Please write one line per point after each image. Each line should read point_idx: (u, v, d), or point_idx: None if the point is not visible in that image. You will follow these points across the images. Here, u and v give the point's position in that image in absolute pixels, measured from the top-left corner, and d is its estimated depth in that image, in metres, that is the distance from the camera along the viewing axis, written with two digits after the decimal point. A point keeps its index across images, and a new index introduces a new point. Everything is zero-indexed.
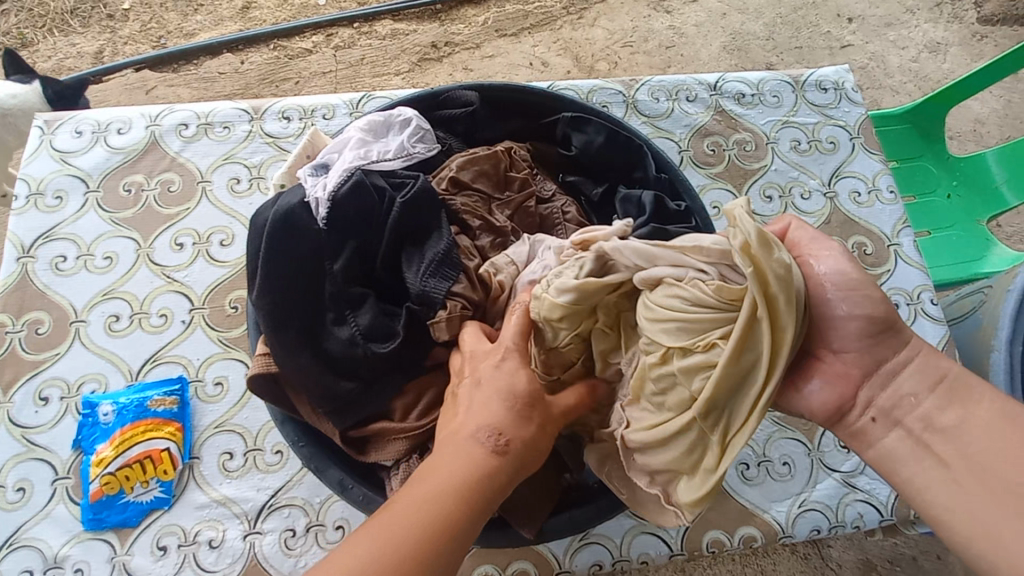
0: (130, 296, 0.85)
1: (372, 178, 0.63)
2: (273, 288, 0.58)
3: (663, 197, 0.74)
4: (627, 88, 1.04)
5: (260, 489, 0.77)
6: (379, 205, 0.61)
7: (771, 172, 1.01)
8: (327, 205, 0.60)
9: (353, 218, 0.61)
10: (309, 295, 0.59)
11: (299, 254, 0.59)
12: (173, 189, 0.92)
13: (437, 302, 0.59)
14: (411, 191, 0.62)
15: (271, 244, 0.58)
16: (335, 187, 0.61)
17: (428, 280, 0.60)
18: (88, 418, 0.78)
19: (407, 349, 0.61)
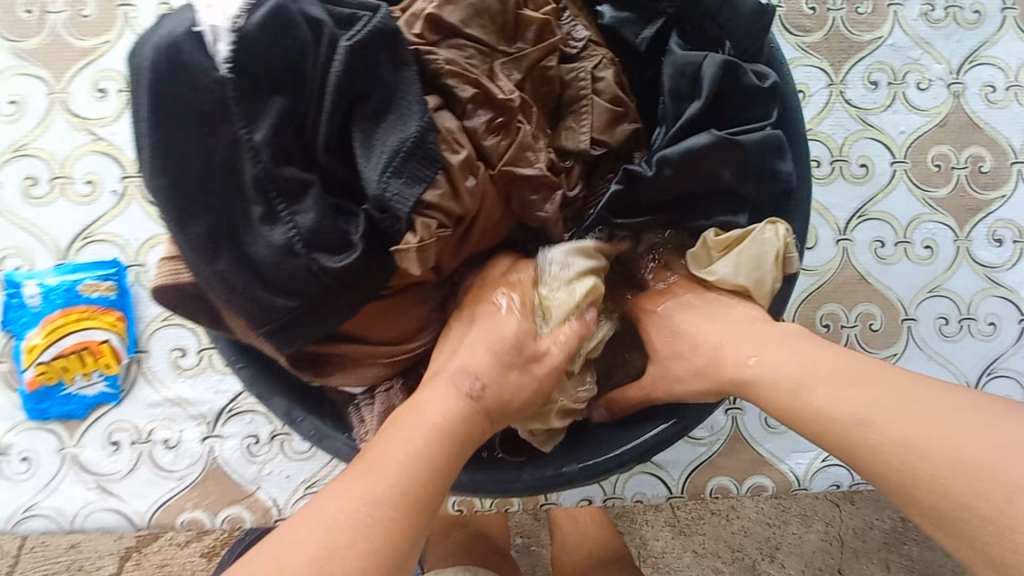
0: (47, 155, 0.68)
1: (300, 5, 0.40)
2: (165, 170, 0.39)
3: (736, 63, 0.50)
4: None
5: (218, 392, 0.69)
6: (313, 49, 0.40)
7: (884, 48, 0.75)
8: (232, 41, 0.38)
9: (275, 67, 0.40)
10: (221, 181, 0.40)
11: (198, 124, 0.39)
12: (87, 13, 0.69)
13: (408, 208, 0.42)
14: (363, 29, 0.41)
15: (151, 106, 0.38)
16: (242, 14, 0.38)
17: (397, 170, 0.41)
18: (13, 300, 0.67)
19: (372, 264, 0.44)
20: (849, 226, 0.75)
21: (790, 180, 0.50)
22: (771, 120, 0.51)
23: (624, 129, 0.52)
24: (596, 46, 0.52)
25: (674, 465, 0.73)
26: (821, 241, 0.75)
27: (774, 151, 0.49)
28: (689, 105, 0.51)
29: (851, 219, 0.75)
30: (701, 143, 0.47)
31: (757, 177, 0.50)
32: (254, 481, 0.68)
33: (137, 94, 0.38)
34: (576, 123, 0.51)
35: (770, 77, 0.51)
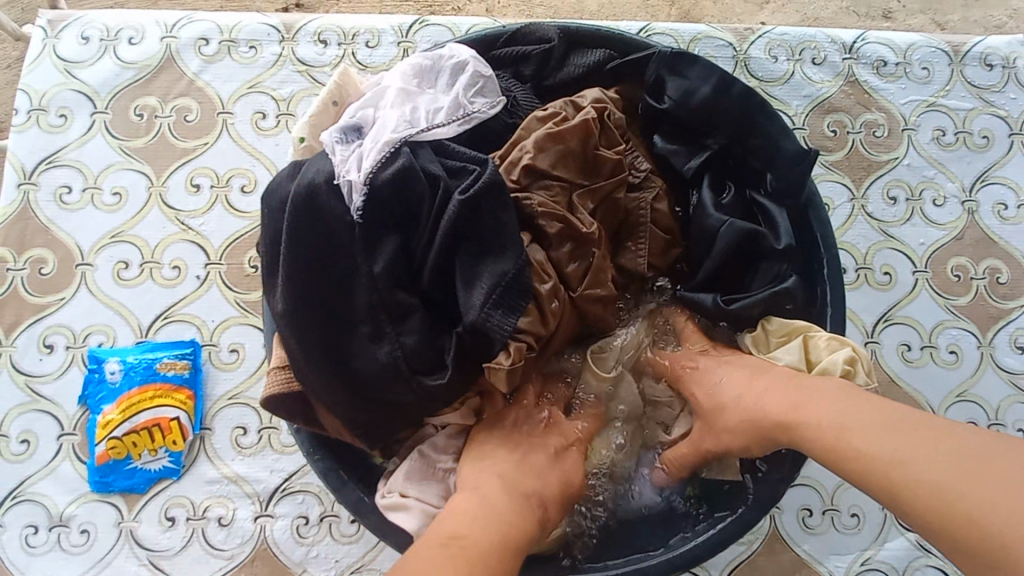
0: (141, 241, 0.76)
1: (422, 162, 0.49)
2: (294, 289, 0.47)
3: (760, 232, 0.58)
4: (738, 39, 0.84)
5: (273, 471, 0.72)
6: (430, 198, 0.48)
7: (901, 167, 0.82)
8: (364, 193, 0.47)
9: (396, 212, 0.48)
10: (339, 302, 0.48)
11: (326, 254, 0.48)
12: (190, 119, 0.79)
13: (498, 339, 0.47)
14: (473, 183, 0.48)
15: (292, 239, 0.47)
16: (375, 170, 0.48)
17: (491, 309, 0.47)
18: (94, 375, 0.72)
19: (459, 385, 0.49)
20: (876, 328, 0.79)
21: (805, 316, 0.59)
22: (788, 272, 0.58)
23: (672, 254, 0.60)
24: (654, 177, 0.60)
25: (713, 563, 0.73)
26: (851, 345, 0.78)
27: (785, 302, 0.57)
28: (704, 259, 0.60)
29: (878, 323, 0.79)
30: (705, 301, 0.60)
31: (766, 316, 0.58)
32: (301, 563, 0.69)
33: (285, 227, 0.48)
34: (636, 246, 0.58)
35: (784, 240, 0.58)
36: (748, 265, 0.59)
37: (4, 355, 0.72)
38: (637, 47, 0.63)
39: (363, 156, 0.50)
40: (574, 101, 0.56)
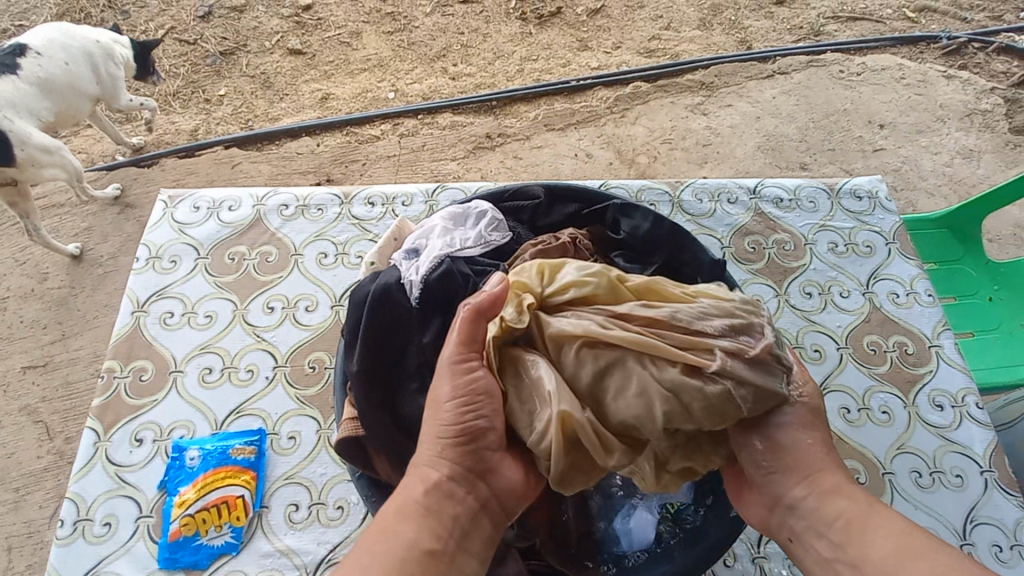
0: (223, 351, 0.96)
1: (458, 265, 0.72)
2: (367, 355, 0.68)
3: None
4: (673, 188, 1.15)
5: (320, 543, 0.82)
6: (464, 290, 0.71)
7: (810, 271, 1.08)
8: (420, 287, 0.70)
9: (440, 300, 0.71)
10: (398, 363, 0.70)
11: (391, 328, 0.70)
12: (270, 260, 1.04)
13: None
14: (493, 279, 0.71)
15: (369, 319, 0.69)
16: (428, 272, 0.71)
17: None
18: (175, 462, 0.86)
19: None
20: None
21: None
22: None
23: None
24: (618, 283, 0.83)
25: None
26: None
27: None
28: None
29: (819, 390, 0.98)
30: None
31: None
32: None
33: (363, 311, 0.70)
34: None
35: None
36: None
37: (101, 449, 0.87)
38: (598, 199, 0.89)
39: (420, 267, 0.73)
40: (557, 236, 0.83)
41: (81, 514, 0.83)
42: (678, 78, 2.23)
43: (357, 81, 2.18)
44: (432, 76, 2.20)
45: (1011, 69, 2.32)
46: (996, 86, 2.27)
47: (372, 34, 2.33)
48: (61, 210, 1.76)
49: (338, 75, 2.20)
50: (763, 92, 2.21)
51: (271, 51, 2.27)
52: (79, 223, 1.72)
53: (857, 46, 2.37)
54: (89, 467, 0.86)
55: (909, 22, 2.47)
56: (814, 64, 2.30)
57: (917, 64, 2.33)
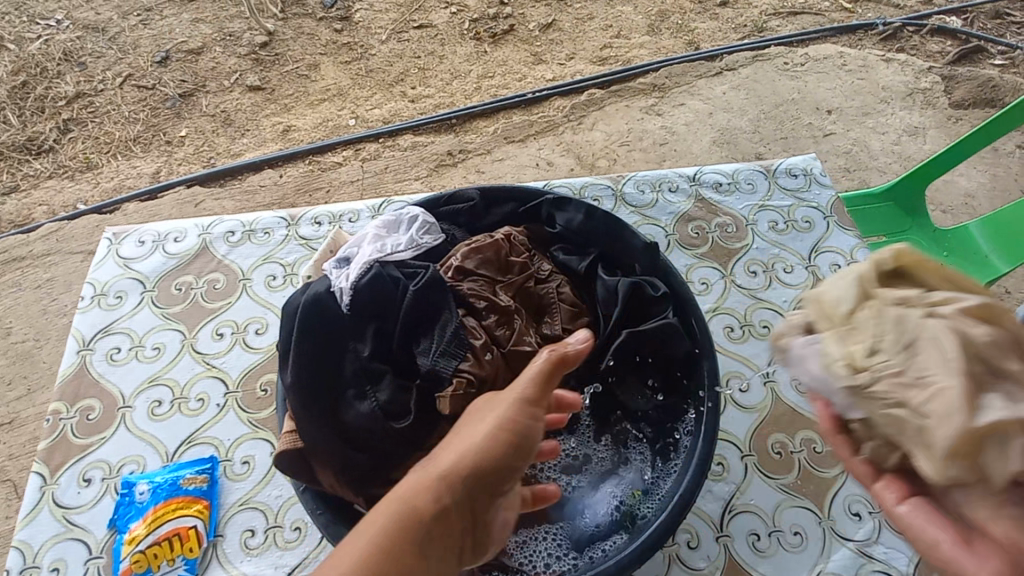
0: (173, 382, 0.95)
1: (387, 270, 0.75)
2: (301, 364, 0.68)
3: (640, 285, 0.81)
4: (614, 183, 1.18)
5: (278, 566, 0.80)
6: (395, 292, 0.74)
7: (753, 250, 1.10)
8: (350, 293, 0.72)
9: (372, 303, 0.73)
10: (335, 371, 0.70)
11: (325, 336, 0.70)
12: (217, 287, 1.04)
13: (446, 378, 0.70)
14: (422, 279, 0.74)
15: (301, 327, 0.70)
16: (357, 278, 0.73)
17: (439, 359, 0.70)
18: (125, 498, 0.84)
19: (421, 422, 0.69)
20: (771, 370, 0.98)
21: (689, 349, 0.78)
22: (669, 312, 0.80)
23: (583, 319, 0.82)
24: (556, 274, 0.86)
25: None
26: (753, 385, 0.97)
27: (669, 335, 0.78)
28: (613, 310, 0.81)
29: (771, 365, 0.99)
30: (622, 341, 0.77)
31: (657, 350, 0.79)
32: None
33: (294, 320, 0.71)
34: (553, 321, 0.81)
35: (661, 287, 0.81)
36: (642, 314, 0.81)
37: (47, 492, 0.85)
38: (532, 196, 0.92)
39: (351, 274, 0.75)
40: (492, 235, 0.85)
41: (29, 561, 0.80)
42: (630, 82, 2.28)
43: (317, 111, 2.20)
44: (391, 101, 2.24)
45: (945, 48, 2.42)
46: (934, 65, 2.36)
47: (329, 65, 2.37)
48: (24, 262, 1.72)
49: (297, 107, 2.23)
50: (714, 89, 2.27)
51: (229, 88, 2.28)
52: (40, 275, 1.69)
53: (799, 39, 2.46)
54: (36, 512, 0.84)
55: (846, 13, 2.57)
56: (760, 58, 2.38)
57: (857, 50, 2.42)
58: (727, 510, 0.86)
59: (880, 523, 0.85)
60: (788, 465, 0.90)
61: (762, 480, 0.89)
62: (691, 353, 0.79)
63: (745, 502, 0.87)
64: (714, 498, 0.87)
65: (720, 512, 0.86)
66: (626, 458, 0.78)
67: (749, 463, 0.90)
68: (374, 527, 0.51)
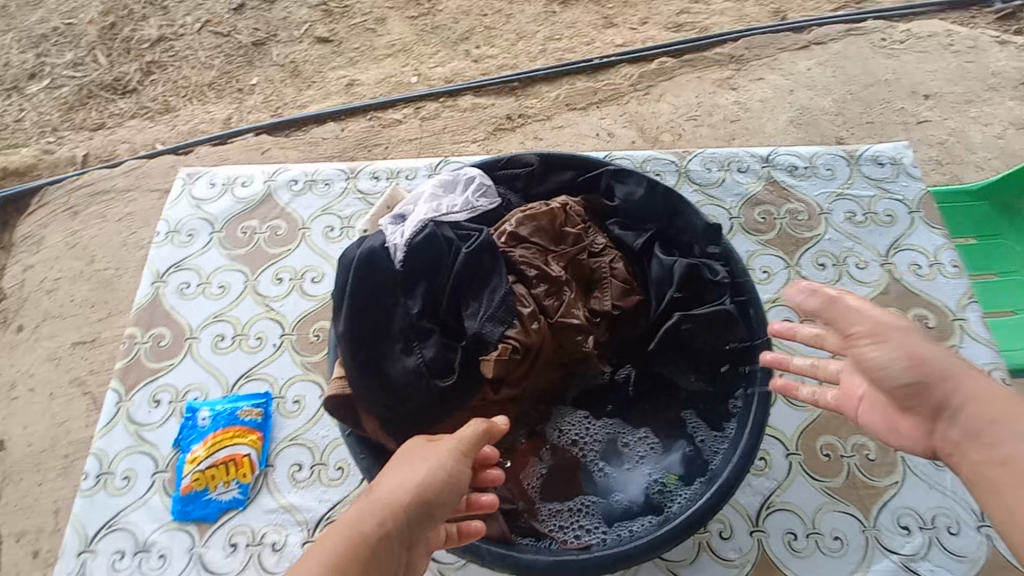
0: (235, 320, 1.00)
1: (441, 230, 0.75)
2: (353, 314, 0.71)
3: (699, 267, 0.78)
4: (680, 158, 1.12)
5: (321, 501, 0.85)
6: (447, 252, 0.74)
7: (824, 241, 1.04)
8: (404, 250, 0.73)
9: (424, 262, 0.73)
10: (384, 325, 0.71)
11: (377, 290, 0.72)
12: (279, 233, 1.08)
13: (491, 342, 0.70)
14: (475, 242, 0.74)
15: (356, 279, 0.72)
16: (411, 236, 0.74)
17: (486, 323, 0.70)
18: (188, 421, 0.91)
19: (464, 382, 0.70)
20: (828, 369, 0.93)
21: (745, 338, 0.76)
22: (726, 299, 0.77)
23: (635, 297, 0.79)
24: (610, 248, 0.83)
25: None
26: (807, 383, 0.92)
27: (725, 321, 0.75)
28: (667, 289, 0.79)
29: None
30: (673, 323, 0.76)
31: (712, 335, 0.76)
32: None
33: (350, 272, 0.73)
34: (603, 295, 0.79)
35: (721, 271, 0.78)
36: (698, 298, 0.78)
37: (122, 408, 0.93)
38: (593, 165, 0.89)
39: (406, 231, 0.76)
40: (548, 203, 0.83)
41: (105, 468, 0.89)
42: (706, 52, 2.15)
43: (381, 66, 2.21)
44: (454, 59, 2.21)
45: None
46: None
47: (397, 20, 2.35)
48: (108, 196, 1.80)
49: (363, 61, 2.24)
50: (797, 64, 2.11)
51: (299, 39, 2.31)
52: (122, 208, 1.78)
53: (902, 13, 2.23)
54: (112, 424, 0.92)
55: None
56: (852, 33, 2.17)
57: (968, 29, 2.17)
58: (766, 505, 0.84)
59: (930, 539, 0.81)
60: (836, 469, 0.87)
61: (805, 480, 0.86)
62: (746, 343, 0.76)
63: (785, 500, 0.85)
64: (754, 493, 0.85)
65: (757, 506, 0.84)
66: (669, 440, 0.77)
67: (794, 462, 0.87)
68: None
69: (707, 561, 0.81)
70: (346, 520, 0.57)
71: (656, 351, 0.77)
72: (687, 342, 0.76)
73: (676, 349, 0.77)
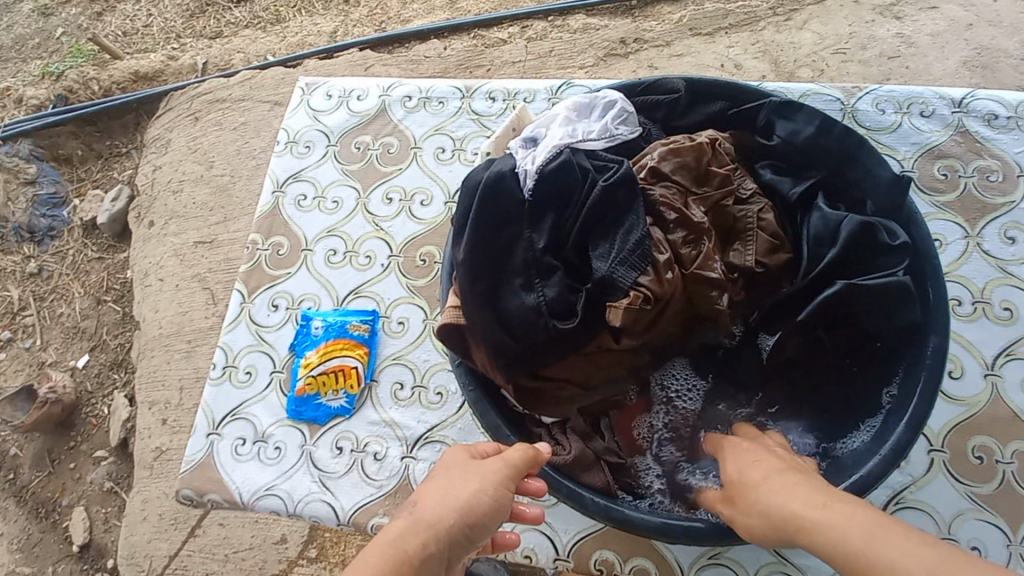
0: (346, 236, 1.01)
1: (577, 158, 0.70)
2: (476, 241, 0.67)
3: (873, 228, 0.66)
4: (847, 95, 0.95)
5: (420, 421, 0.88)
6: (581, 185, 0.68)
7: (1020, 210, 0.85)
8: (535, 177, 0.69)
9: (556, 192, 0.68)
10: (505, 255, 0.67)
11: (502, 217, 0.68)
12: (391, 151, 1.06)
13: (621, 287, 0.64)
14: (614, 175, 0.67)
15: (483, 203, 0.68)
16: (544, 163, 0.69)
17: (617, 266, 0.64)
18: (303, 328, 0.95)
19: (584, 326, 0.66)
20: (996, 362, 0.79)
21: (914, 321, 0.64)
22: (901, 269, 0.66)
23: (781, 256, 0.70)
24: (760, 196, 0.72)
25: (815, 571, 0.74)
26: (967, 374, 0.79)
27: (898, 297, 0.63)
28: (826, 250, 0.68)
29: (1000, 356, 0.79)
30: (836, 292, 0.64)
31: (879, 311, 0.65)
32: None
33: (476, 195, 0.69)
34: (745, 248, 0.70)
35: (900, 237, 0.66)
36: (862, 263, 0.67)
37: (246, 309, 0.99)
38: (753, 95, 0.76)
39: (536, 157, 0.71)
40: (693, 137, 0.73)
41: (229, 361, 0.96)
42: None
43: None
44: None
45: None
46: None
47: None
48: (225, 104, 1.86)
49: None
50: None
51: None
52: (237, 118, 1.83)
53: None
54: (237, 322, 0.98)
55: None
56: None
57: None
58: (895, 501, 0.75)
59: None
60: (989, 475, 0.75)
61: (948, 481, 0.75)
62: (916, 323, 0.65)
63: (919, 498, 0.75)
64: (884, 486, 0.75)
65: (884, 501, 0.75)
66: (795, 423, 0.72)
67: (937, 458, 0.76)
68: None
69: (815, 546, 0.75)
70: (387, 536, 0.53)
71: (809, 322, 0.66)
72: (847, 316, 0.66)
73: (827, 322, 0.67)
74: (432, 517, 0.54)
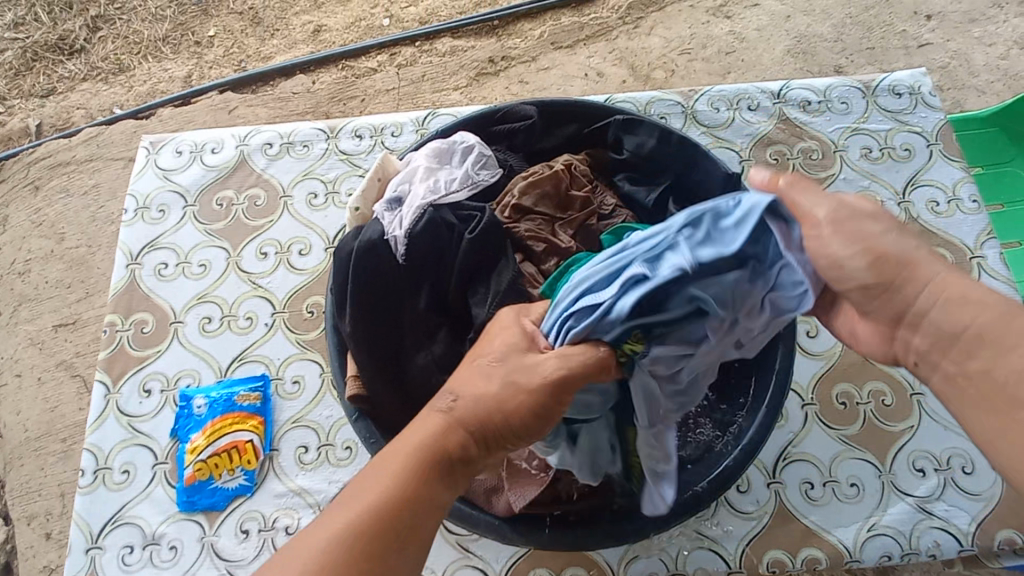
0: (221, 300, 0.94)
1: (441, 214, 0.70)
2: (358, 313, 0.68)
3: None
4: (685, 98, 1.04)
5: (331, 481, 0.83)
6: (451, 239, 0.69)
7: (839, 181, 0.98)
8: (406, 242, 0.68)
9: (428, 252, 0.68)
10: (391, 322, 0.68)
11: (380, 287, 0.68)
12: (258, 203, 1.00)
13: None
14: (479, 225, 0.69)
15: (359, 277, 0.68)
16: (411, 226, 0.68)
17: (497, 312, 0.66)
18: (184, 410, 0.87)
19: None
20: None
21: None
22: None
23: None
24: (621, 209, 0.77)
25: (728, 539, 0.79)
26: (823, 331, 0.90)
27: None
28: None
29: None
30: None
31: None
32: None
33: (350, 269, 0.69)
34: None
35: None
36: None
37: (112, 401, 0.89)
38: (599, 114, 0.81)
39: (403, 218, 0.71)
40: (551, 164, 0.76)
41: (101, 463, 0.85)
42: None
43: (349, 8, 1.93)
44: None
45: None
46: None
47: None
48: (69, 167, 1.66)
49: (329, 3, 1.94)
50: None
51: None
52: (87, 180, 1.63)
53: None
54: (103, 418, 0.88)
55: None
56: None
57: None
58: (782, 457, 0.83)
59: (944, 480, 0.81)
60: (853, 417, 0.85)
61: (821, 430, 0.84)
62: None
63: (801, 450, 0.83)
64: (772, 444, 0.83)
65: (774, 459, 0.82)
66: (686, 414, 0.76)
67: (809, 412, 0.85)
68: (365, 492, 0.49)
69: (726, 515, 0.80)
70: (413, 445, 0.51)
71: None
72: None
73: None
74: (465, 417, 0.52)
